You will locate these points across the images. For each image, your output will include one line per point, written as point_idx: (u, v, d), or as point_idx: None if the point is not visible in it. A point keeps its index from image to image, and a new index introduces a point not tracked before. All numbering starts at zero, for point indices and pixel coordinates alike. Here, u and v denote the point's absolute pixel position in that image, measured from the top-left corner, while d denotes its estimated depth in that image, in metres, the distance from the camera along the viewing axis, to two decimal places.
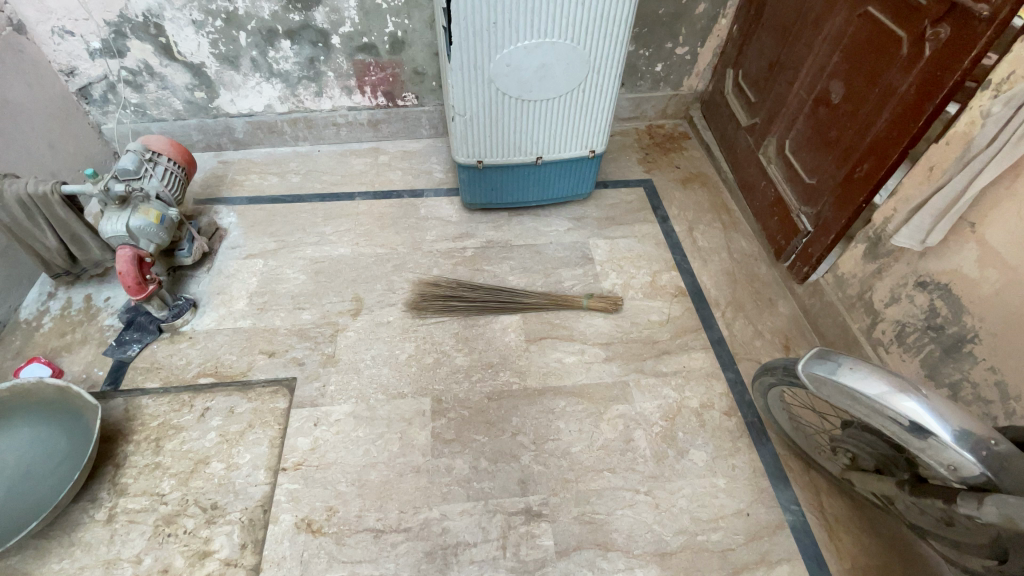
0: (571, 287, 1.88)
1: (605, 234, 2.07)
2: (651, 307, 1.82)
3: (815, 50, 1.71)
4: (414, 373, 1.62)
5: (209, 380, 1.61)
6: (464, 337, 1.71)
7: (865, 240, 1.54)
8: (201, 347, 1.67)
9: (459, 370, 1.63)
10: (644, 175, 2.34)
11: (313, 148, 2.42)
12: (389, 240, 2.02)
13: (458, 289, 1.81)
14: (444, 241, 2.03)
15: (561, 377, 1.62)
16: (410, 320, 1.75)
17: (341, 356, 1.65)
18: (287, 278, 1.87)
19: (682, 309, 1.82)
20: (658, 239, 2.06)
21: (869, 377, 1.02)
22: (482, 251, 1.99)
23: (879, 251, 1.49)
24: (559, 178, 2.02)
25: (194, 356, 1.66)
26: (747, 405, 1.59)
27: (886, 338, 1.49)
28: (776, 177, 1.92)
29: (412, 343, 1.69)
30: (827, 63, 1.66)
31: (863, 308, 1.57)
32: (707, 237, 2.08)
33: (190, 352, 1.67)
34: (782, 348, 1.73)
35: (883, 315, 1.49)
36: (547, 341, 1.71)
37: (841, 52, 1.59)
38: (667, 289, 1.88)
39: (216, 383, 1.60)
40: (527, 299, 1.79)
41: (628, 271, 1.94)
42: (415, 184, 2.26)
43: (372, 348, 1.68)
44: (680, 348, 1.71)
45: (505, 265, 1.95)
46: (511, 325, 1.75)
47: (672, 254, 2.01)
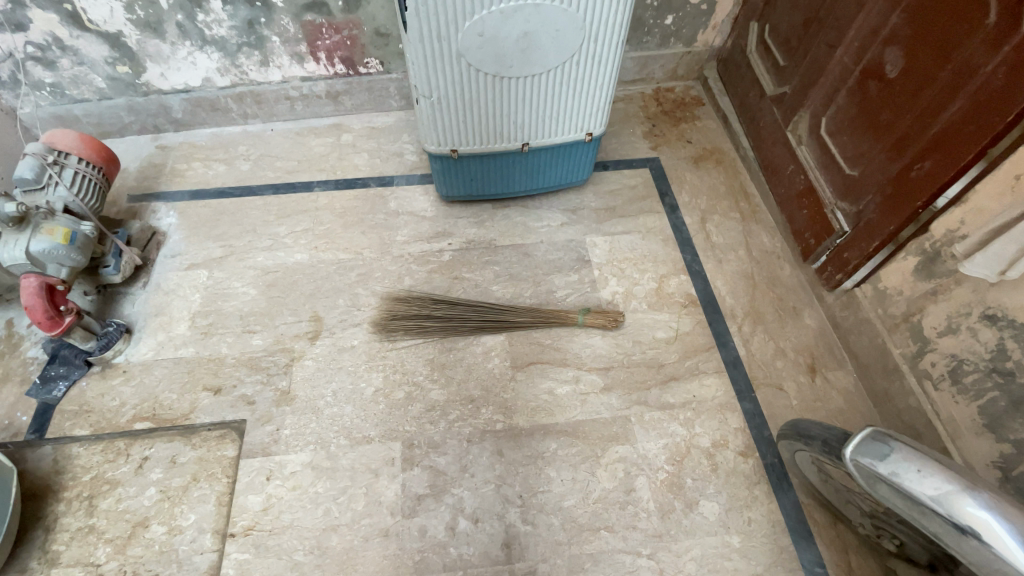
0: (566, 298, 1.63)
1: (604, 229, 1.79)
2: (658, 321, 1.58)
3: (867, 5, 1.37)
4: (381, 411, 1.40)
5: (147, 425, 1.40)
6: (440, 364, 1.48)
7: (918, 254, 1.28)
8: (138, 384, 1.45)
9: (433, 407, 1.41)
10: (650, 153, 2.02)
11: (265, 126, 2.09)
12: (354, 242, 1.75)
13: (432, 306, 1.55)
14: (418, 242, 1.75)
15: (552, 413, 1.41)
16: (377, 344, 1.52)
17: (297, 393, 1.43)
18: (235, 294, 1.62)
19: (693, 323, 1.58)
20: (665, 235, 1.78)
21: (927, 474, 0.83)
22: (461, 254, 1.72)
23: (935, 269, 1.25)
24: (550, 166, 1.71)
25: (129, 395, 1.44)
26: (767, 443, 1.38)
27: (937, 373, 1.26)
28: (807, 162, 1.62)
29: (379, 373, 1.47)
30: (883, 24, 1.32)
31: (909, 333, 1.33)
32: (722, 230, 1.80)
33: (125, 390, 1.45)
34: (807, 369, 1.51)
35: (935, 346, 1.26)
36: (537, 367, 1.48)
37: (904, 10, 1.25)
38: (675, 299, 1.63)
39: (156, 428, 1.39)
40: (514, 316, 1.55)
41: (632, 276, 1.68)
42: (383, 170, 1.95)
43: (333, 381, 1.45)
44: (690, 372, 1.48)
45: (488, 272, 1.69)
46: (494, 348, 1.52)
47: (682, 253, 1.74)
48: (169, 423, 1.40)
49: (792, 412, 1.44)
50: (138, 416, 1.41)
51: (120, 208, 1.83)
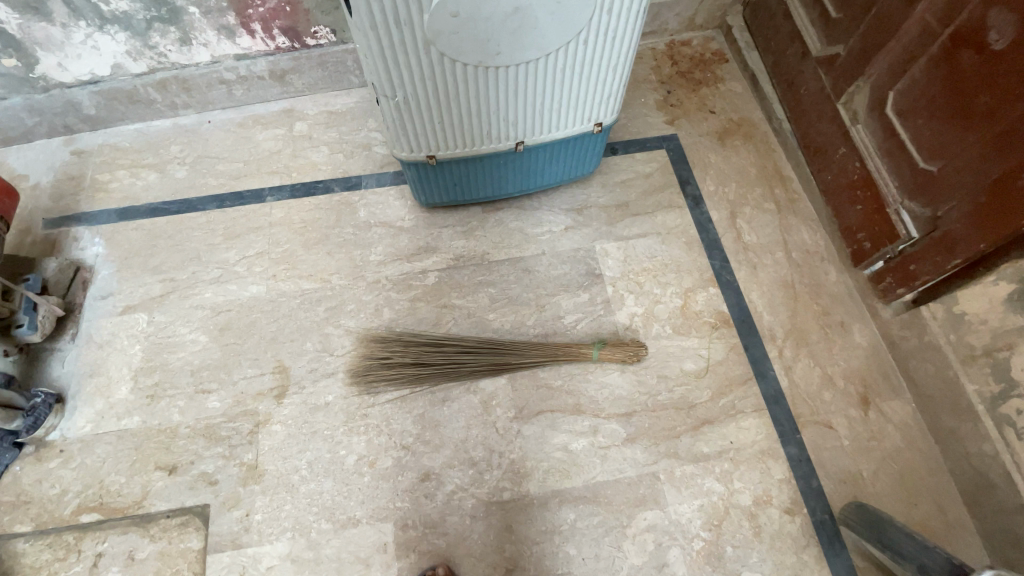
0: (575, 325, 1.37)
1: (616, 232, 1.50)
2: (684, 349, 1.34)
3: None
4: (367, 486, 1.19)
5: (97, 516, 1.20)
6: (431, 420, 1.25)
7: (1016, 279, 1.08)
8: (84, 466, 1.24)
9: (428, 476, 1.20)
10: (666, 130, 1.69)
11: (202, 118, 1.73)
12: (318, 266, 1.46)
13: (417, 349, 1.30)
14: (393, 261, 1.45)
15: (566, 475, 1.20)
16: (355, 400, 1.28)
17: (266, 467, 1.22)
18: (182, 343, 1.37)
19: (726, 350, 1.34)
20: (689, 237, 1.50)
21: None
22: (447, 275, 1.44)
23: None
24: (549, 164, 1.40)
25: (77, 479, 1.23)
26: (815, 495, 1.20)
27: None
28: (865, 147, 1.36)
29: (360, 436, 1.24)
30: None
31: (990, 370, 1.13)
32: (754, 228, 1.53)
33: (70, 475, 1.23)
34: (859, 400, 1.30)
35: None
36: (545, 418, 1.26)
37: None
38: (704, 319, 1.38)
39: (108, 520, 1.19)
40: (515, 356, 1.29)
41: (651, 291, 1.41)
42: (346, 168, 1.62)
43: (307, 450, 1.23)
44: (725, 413, 1.27)
45: (481, 296, 1.41)
46: (495, 396, 1.28)
47: (709, 259, 1.47)
48: (121, 512, 1.20)
49: (843, 454, 1.25)
50: (84, 507, 1.20)
51: (36, 237, 1.53)
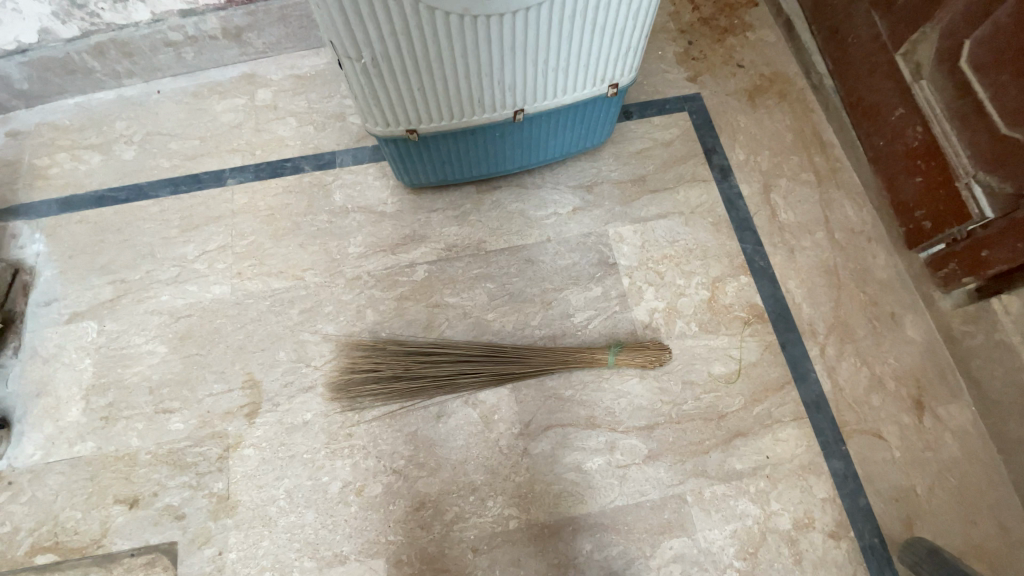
0: (587, 325, 1.19)
1: (632, 213, 1.29)
2: (713, 350, 1.17)
3: None
4: (354, 517, 1.05)
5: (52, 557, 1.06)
6: (425, 440, 1.10)
7: None
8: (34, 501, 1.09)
9: (423, 505, 1.05)
10: (687, 89, 1.46)
11: (149, 87, 1.50)
12: (289, 260, 1.26)
13: (405, 359, 1.12)
14: (375, 253, 1.25)
15: (581, 499, 1.06)
16: (336, 418, 1.12)
17: (239, 498, 1.08)
18: (139, 355, 1.20)
19: (761, 350, 1.18)
20: (717, 216, 1.30)
21: None
22: (438, 268, 1.24)
23: None
24: (555, 136, 1.19)
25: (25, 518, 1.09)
26: (863, 516, 1.07)
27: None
28: (929, 110, 1.16)
29: (344, 461, 1.09)
30: None
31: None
32: (790, 205, 1.33)
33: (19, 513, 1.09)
34: (912, 404, 1.15)
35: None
36: (555, 434, 1.10)
37: None
38: (735, 313, 1.21)
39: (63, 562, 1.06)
40: (519, 364, 1.12)
41: (675, 282, 1.22)
42: (318, 143, 1.40)
43: (285, 477, 1.08)
44: (760, 423, 1.12)
45: (478, 293, 1.22)
46: (497, 409, 1.12)
47: (740, 242, 1.28)
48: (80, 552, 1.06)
49: (894, 467, 1.10)
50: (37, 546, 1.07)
51: None
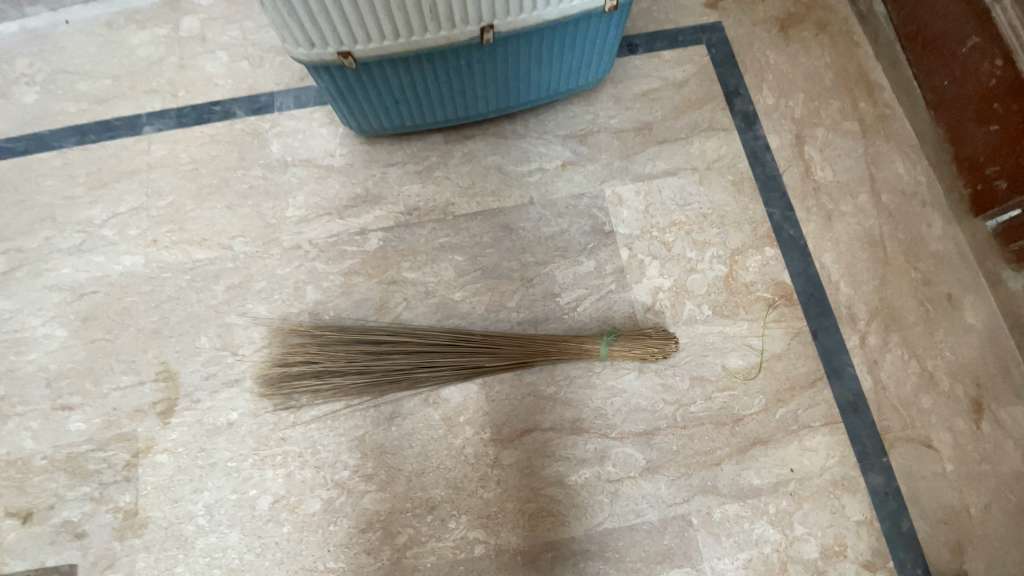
0: (576, 308, 0.97)
1: (635, 169, 1.05)
2: (729, 340, 0.95)
3: None
4: (286, 539, 0.87)
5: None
6: (375, 447, 0.90)
7: None
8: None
9: (370, 526, 0.87)
10: (706, 16, 1.19)
11: (54, 15, 1.24)
12: (215, 226, 1.04)
13: (350, 348, 0.92)
14: (317, 217, 1.02)
15: (563, 521, 0.87)
16: (267, 419, 0.91)
17: (151, 514, 0.89)
18: (35, 340, 1.00)
19: (787, 339, 0.96)
20: (738, 174, 1.06)
21: None
22: (395, 235, 1.01)
23: None
24: (537, 68, 0.94)
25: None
26: (905, 542, 0.88)
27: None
28: (1014, 35, 0.93)
29: (275, 471, 0.89)
30: None
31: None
32: (828, 161, 1.09)
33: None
34: (970, 406, 0.94)
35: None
36: (533, 440, 0.90)
37: None
38: (757, 294, 0.98)
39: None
40: (491, 357, 0.91)
41: (684, 255, 1.00)
42: (253, 82, 1.15)
43: (204, 490, 0.89)
44: (784, 429, 0.92)
45: (444, 267, 1.00)
46: (463, 410, 0.92)
47: (766, 207, 1.05)
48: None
49: (945, 483, 0.91)
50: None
51: None
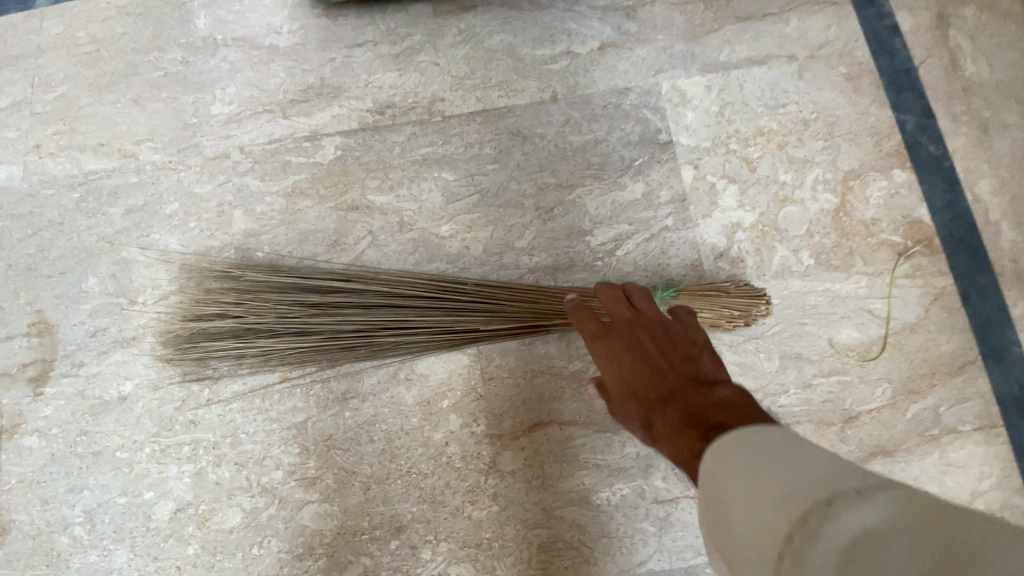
0: (614, 251, 0.67)
1: (705, 54, 0.73)
2: (838, 303, 0.65)
3: None
4: (194, 563, 0.61)
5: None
6: (320, 440, 0.63)
7: None
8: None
9: (311, 551, 0.61)
10: None
11: None
12: (116, 127, 0.75)
13: (287, 296, 0.63)
14: (252, 115, 0.73)
15: (586, 556, 0.61)
16: (172, 395, 0.65)
17: (15, 518, 0.65)
18: None
19: (924, 305, 0.66)
20: (853, 66, 0.73)
21: None
22: (360, 142, 0.71)
23: None
24: None
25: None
26: None
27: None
28: None
29: (181, 468, 0.63)
30: None
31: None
32: (986, 49, 0.75)
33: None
34: None
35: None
36: (546, 439, 0.63)
37: None
38: (881, 237, 0.67)
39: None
40: (489, 319, 0.63)
41: (774, 178, 0.68)
42: None
43: (85, 489, 0.64)
44: (915, 435, 0.63)
45: (426, 189, 0.70)
46: (448, 391, 0.64)
47: (895, 113, 0.72)
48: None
49: None
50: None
51: None
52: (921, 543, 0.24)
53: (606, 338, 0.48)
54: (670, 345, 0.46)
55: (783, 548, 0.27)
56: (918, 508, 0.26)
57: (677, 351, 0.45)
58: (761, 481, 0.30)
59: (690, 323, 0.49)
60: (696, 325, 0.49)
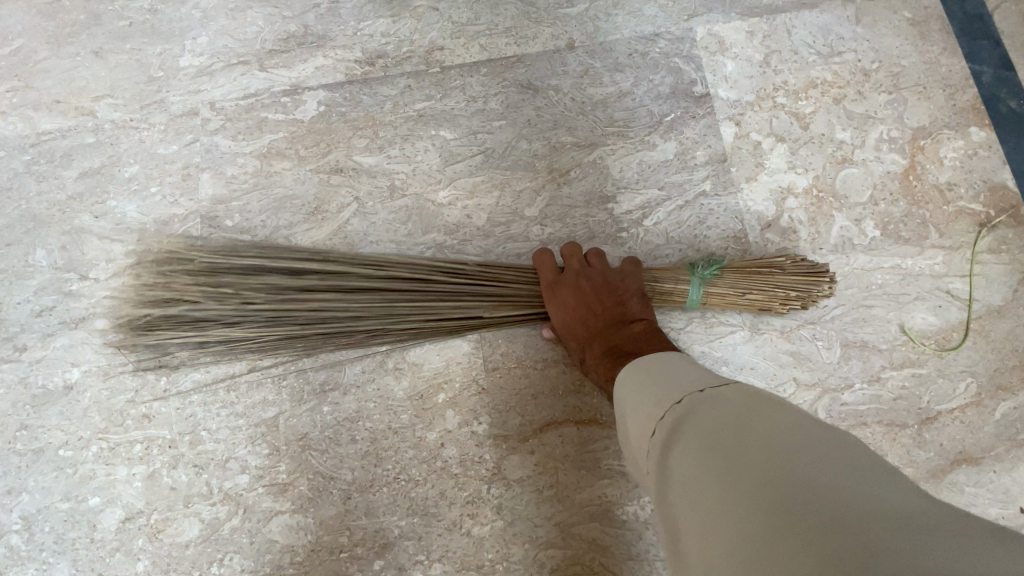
0: (641, 221, 0.57)
1: None
2: (908, 283, 0.55)
3: None
4: None
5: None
6: (294, 439, 0.53)
7: None
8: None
9: (280, 571, 0.51)
10: None
11: None
12: (74, 81, 0.66)
13: (244, 283, 0.52)
14: (226, 67, 0.64)
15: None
16: (123, 385, 0.56)
17: None
18: None
19: (1014, 286, 0.55)
20: (920, 10, 0.63)
21: None
22: (346, 97, 0.62)
23: None
24: None
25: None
26: None
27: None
28: None
29: (132, 472, 0.54)
30: None
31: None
32: None
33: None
34: None
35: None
36: (560, 442, 0.53)
37: None
38: (959, 205, 0.57)
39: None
40: (497, 302, 0.53)
41: (830, 136, 0.58)
42: None
43: (21, 492, 0.55)
44: (1005, 441, 0.52)
45: (422, 150, 0.60)
46: (444, 383, 0.54)
47: (971, 64, 0.62)
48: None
49: None
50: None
51: None
52: (752, 421, 0.32)
53: (558, 294, 0.51)
54: (607, 290, 0.50)
55: (662, 437, 0.35)
56: (760, 405, 0.34)
57: (614, 292, 0.50)
58: (659, 393, 0.39)
59: (631, 271, 0.51)
60: (636, 270, 0.51)
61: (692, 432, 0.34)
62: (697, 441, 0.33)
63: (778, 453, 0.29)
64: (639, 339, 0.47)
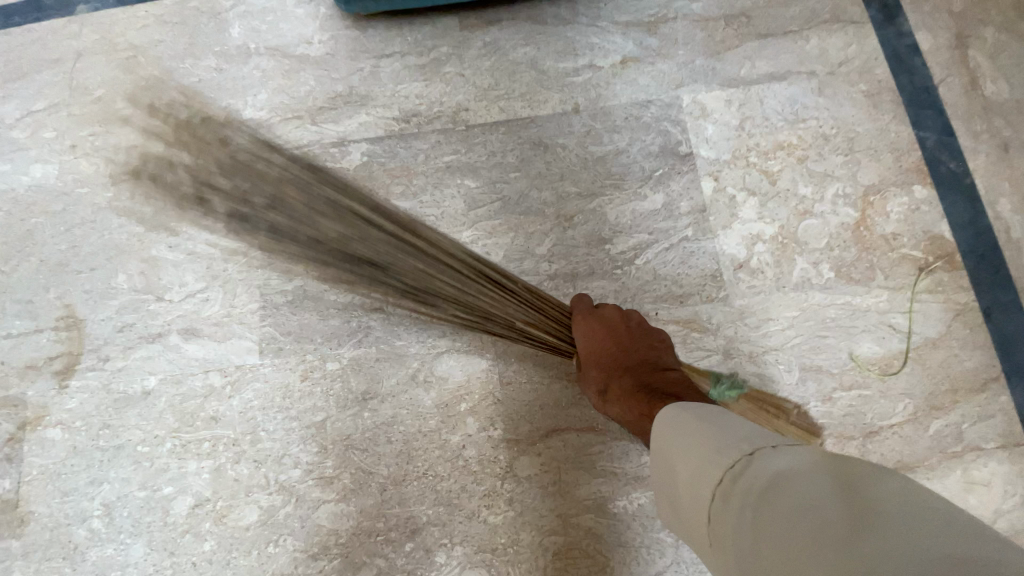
0: (634, 260, 0.68)
1: (725, 69, 0.74)
2: (858, 317, 0.65)
3: None
4: (208, 560, 0.62)
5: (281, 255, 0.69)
6: (338, 439, 0.63)
7: None
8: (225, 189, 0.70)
9: (326, 551, 0.61)
10: None
11: None
12: (149, 129, 0.77)
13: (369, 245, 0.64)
14: (283, 121, 0.75)
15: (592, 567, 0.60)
16: (195, 392, 0.66)
17: (34, 509, 0.65)
18: None
19: (947, 320, 0.65)
20: (873, 84, 0.74)
21: None
22: (385, 149, 0.73)
23: None
24: None
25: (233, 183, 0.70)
26: None
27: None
28: None
29: (200, 467, 0.64)
30: None
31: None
32: (1005, 70, 0.76)
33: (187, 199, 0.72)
34: None
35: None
36: (563, 446, 0.63)
37: None
38: (902, 252, 0.67)
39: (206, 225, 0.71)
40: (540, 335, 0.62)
41: (794, 191, 0.69)
42: None
43: (104, 482, 0.65)
44: (938, 452, 0.62)
45: (449, 195, 0.71)
46: (465, 394, 0.64)
47: (916, 130, 0.73)
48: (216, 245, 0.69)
49: None
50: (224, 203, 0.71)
51: None
52: (837, 487, 0.35)
53: (590, 319, 0.61)
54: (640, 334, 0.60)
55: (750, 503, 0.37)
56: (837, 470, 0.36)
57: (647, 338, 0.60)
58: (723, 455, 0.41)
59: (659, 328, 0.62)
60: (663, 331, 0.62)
61: (782, 498, 0.35)
62: (792, 509, 0.34)
63: (874, 516, 0.32)
64: (667, 379, 0.55)
